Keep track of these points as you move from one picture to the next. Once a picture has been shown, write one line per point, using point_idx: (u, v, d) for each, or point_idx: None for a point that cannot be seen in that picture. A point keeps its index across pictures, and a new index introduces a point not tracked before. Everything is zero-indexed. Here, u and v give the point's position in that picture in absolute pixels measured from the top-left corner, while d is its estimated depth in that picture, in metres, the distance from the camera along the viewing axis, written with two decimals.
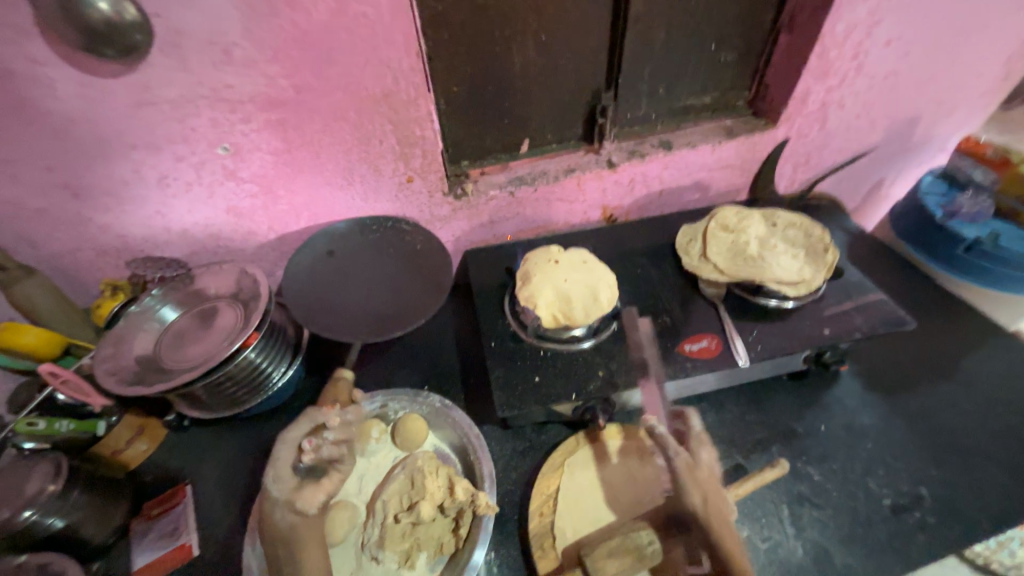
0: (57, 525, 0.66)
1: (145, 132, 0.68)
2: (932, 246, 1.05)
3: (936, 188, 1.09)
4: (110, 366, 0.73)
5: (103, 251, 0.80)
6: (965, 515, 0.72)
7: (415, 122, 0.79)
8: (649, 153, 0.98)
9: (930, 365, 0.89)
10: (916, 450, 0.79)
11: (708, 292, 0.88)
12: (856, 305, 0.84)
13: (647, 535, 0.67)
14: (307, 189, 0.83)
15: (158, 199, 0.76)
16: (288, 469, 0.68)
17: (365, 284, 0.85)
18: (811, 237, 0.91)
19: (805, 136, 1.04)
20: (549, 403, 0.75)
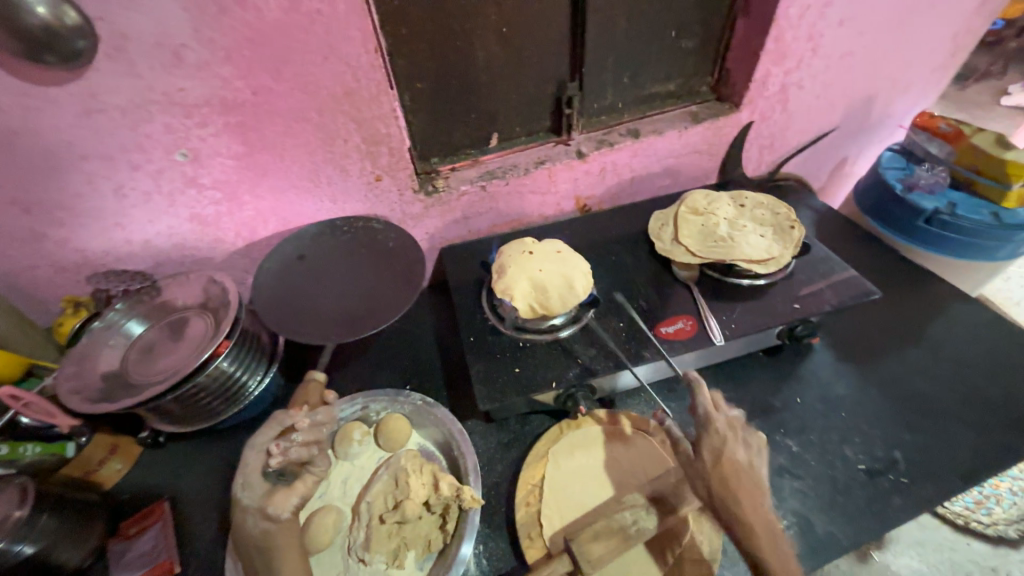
0: (25, 553, 0.63)
1: (96, 141, 0.67)
2: (895, 219, 1.09)
3: (895, 163, 1.12)
4: (75, 384, 0.71)
5: (62, 267, 0.77)
6: (937, 475, 0.75)
7: (380, 119, 0.78)
8: (617, 142, 0.99)
9: (898, 333, 0.92)
10: (888, 416, 0.82)
11: (682, 274, 0.89)
12: (824, 279, 0.86)
13: (630, 515, 0.69)
14: (274, 193, 0.81)
15: (116, 210, 0.74)
16: (258, 475, 0.66)
17: (336, 286, 0.84)
18: (778, 216, 0.94)
19: (768, 118, 1.06)
20: (530, 394, 0.75)
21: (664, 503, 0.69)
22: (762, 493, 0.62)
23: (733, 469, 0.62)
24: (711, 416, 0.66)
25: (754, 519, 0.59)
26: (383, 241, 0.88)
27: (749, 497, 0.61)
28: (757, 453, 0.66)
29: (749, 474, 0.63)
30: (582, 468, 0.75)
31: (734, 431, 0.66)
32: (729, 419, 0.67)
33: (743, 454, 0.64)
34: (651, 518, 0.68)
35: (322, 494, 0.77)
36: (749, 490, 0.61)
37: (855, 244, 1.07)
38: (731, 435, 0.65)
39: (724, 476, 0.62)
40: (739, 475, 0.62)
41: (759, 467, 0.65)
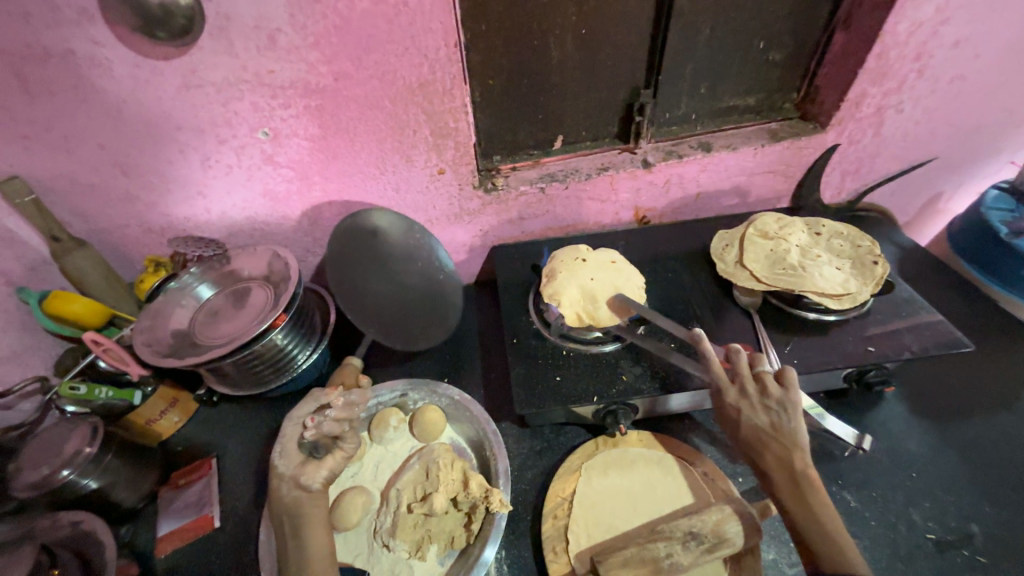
0: (90, 487, 0.70)
1: (191, 115, 0.71)
2: (994, 266, 0.98)
3: (1001, 203, 1.01)
4: (147, 338, 0.76)
5: (149, 229, 0.84)
6: (1022, 559, 0.66)
7: (449, 113, 0.79)
8: (686, 154, 0.95)
9: (987, 393, 0.82)
10: (966, 484, 0.73)
11: (743, 300, 0.84)
12: (907, 323, 0.78)
13: (665, 547, 0.62)
14: (341, 176, 0.84)
15: (201, 180, 0.79)
16: (294, 445, 0.69)
17: (394, 280, 0.84)
18: (859, 249, 0.86)
19: (857, 142, 0.98)
20: (569, 405, 0.72)
21: (702, 540, 0.62)
22: (790, 450, 0.63)
23: (754, 434, 0.65)
24: (722, 389, 0.67)
25: (778, 481, 0.62)
26: (439, 271, 0.85)
27: (774, 457, 0.64)
28: (783, 412, 0.64)
29: (773, 435, 0.64)
30: (614, 489, 0.72)
31: (752, 398, 0.66)
32: (742, 387, 0.67)
33: (761, 418, 0.65)
34: (688, 555, 0.62)
35: (354, 474, 0.79)
36: (773, 451, 0.64)
37: (943, 288, 0.97)
38: (746, 402, 0.66)
39: (746, 442, 0.66)
40: (759, 440, 0.65)
41: (787, 426, 0.64)
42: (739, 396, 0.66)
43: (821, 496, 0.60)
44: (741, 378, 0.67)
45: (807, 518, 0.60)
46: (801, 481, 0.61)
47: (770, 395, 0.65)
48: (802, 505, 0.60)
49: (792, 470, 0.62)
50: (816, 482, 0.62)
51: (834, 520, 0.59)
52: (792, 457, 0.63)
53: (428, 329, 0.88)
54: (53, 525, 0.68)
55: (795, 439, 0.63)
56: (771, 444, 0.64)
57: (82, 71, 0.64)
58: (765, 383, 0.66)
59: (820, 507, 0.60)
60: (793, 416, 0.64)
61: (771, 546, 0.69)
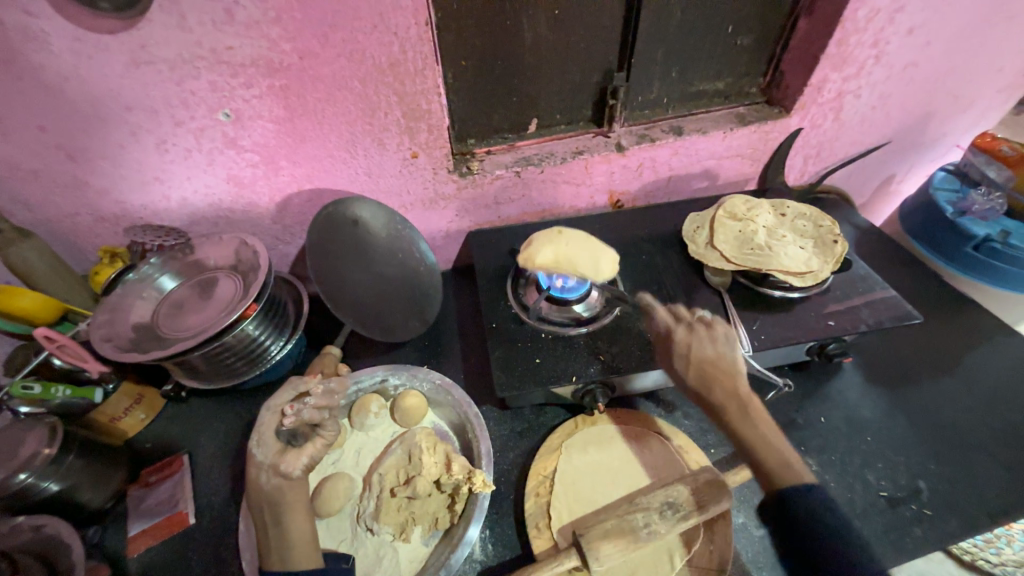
0: (52, 490, 0.66)
1: (142, 94, 0.67)
2: (941, 243, 1.04)
3: (947, 184, 1.07)
4: (106, 332, 0.72)
5: (102, 217, 0.79)
6: (963, 510, 0.72)
7: (422, 94, 0.77)
8: (659, 138, 0.96)
9: (933, 361, 0.89)
10: (914, 444, 0.79)
11: (713, 280, 0.86)
12: (863, 299, 0.82)
13: (643, 517, 0.64)
14: (310, 160, 0.81)
15: (157, 164, 0.74)
16: (271, 433, 0.67)
17: (375, 272, 0.83)
18: (821, 229, 0.90)
19: (819, 126, 1.01)
20: (550, 386, 0.74)
21: (678, 508, 0.65)
22: (735, 376, 0.70)
23: (704, 365, 0.71)
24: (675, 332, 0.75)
25: (728, 404, 0.68)
26: (421, 264, 0.84)
27: (722, 385, 0.69)
28: (726, 343, 0.73)
29: (720, 365, 0.71)
30: (594, 464, 0.75)
31: (699, 336, 0.74)
32: (692, 328, 0.75)
33: (709, 352, 0.72)
34: (665, 523, 0.64)
35: (334, 461, 0.79)
36: (721, 379, 0.70)
37: (895, 266, 1.03)
38: (695, 339, 0.73)
39: (698, 376, 0.71)
40: (709, 371, 0.70)
41: (729, 356, 0.72)
42: (690, 336, 0.74)
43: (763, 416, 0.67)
44: (688, 322, 0.76)
45: (758, 440, 0.65)
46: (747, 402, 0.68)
47: (714, 333, 0.74)
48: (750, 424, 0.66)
49: (738, 394, 0.69)
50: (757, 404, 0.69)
51: (778, 437, 0.66)
52: (736, 381, 0.70)
53: (408, 319, 0.88)
54: (13, 531, 0.63)
55: (737, 367, 0.71)
56: (719, 375, 0.70)
57: (14, 44, 0.59)
58: (708, 325, 0.75)
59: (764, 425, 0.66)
60: (734, 349, 0.72)
61: (741, 511, 0.73)
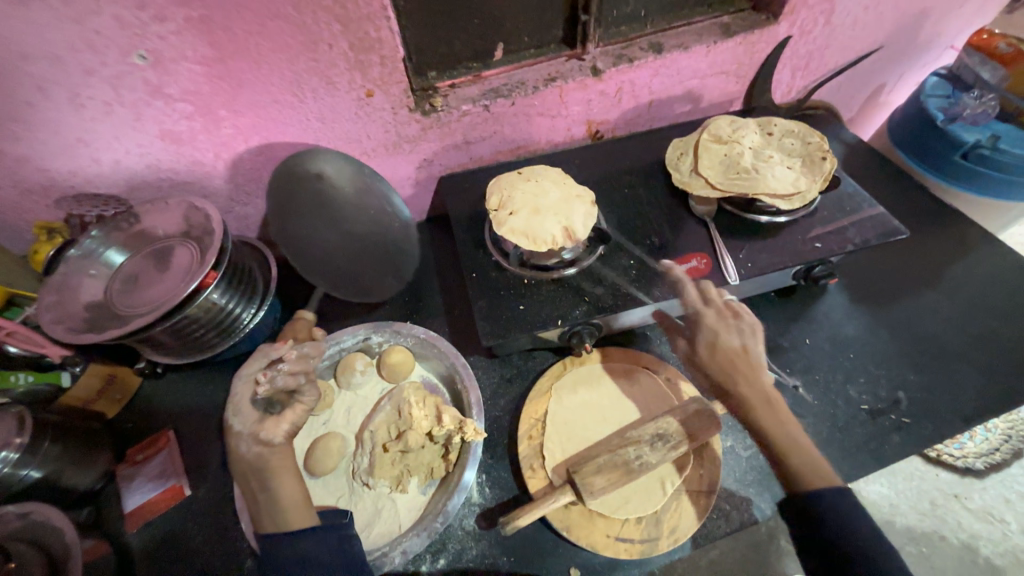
0: (32, 478, 0.65)
1: (36, 36, 0.57)
2: (929, 153, 1.01)
3: (938, 90, 1.01)
4: (57, 314, 0.67)
5: (27, 189, 0.71)
6: (939, 415, 0.75)
7: (368, 19, 0.67)
8: (638, 57, 0.88)
9: (916, 275, 0.89)
10: (896, 357, 0.81)
11: (698, 210, 0.83)
12: (851, 217, 0.80)
13: (634, 450, 0.65)
14: (252, 108, 0.72)
15: (75, 124, 0.66)
16: (247, 402, 0.64)
17: (343, 229, 0.76)
18: (809, 146, 0.86)
19: (808, 34, 0.94)
20: (535, 332, 0.72)
21: (669, 438, 0.66)
22: (757, 370, 0.68)
23: (729, 358, 0.69)
24: (702, 314, 0.71)
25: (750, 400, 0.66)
26: (393, 220, 0.77)
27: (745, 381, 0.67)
28: (752, 335, 0.70)
29: (742, 359, 0.69)
30: (585, 404, 0.75)
31: (725, 323, 0.70)
32: (719, 312, 0.71)
33: (733, 343, 0.70)
34: (656, 453, 0.65)
35: (325, 421, 0.78)
36: (744, 374, 0.68)
37: (882, 181, 1.01)
38: (723, 325, 0.70)
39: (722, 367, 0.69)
40: (733, 363, 0.69)
41: (754, 349, 0.70)
42: (719, 321, 0.70)
43: (789, 419, 0.65)
44: (716, 306, 0.72)
45: (786, 441, 0.63)
46: (773, 403, 0.66)
47: (743, 321, 0.71)
48: (773, 420, 0.64)
49: (767, 396, 0.66)
50: (780, 404, 0.66)
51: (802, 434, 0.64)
52: (760, 377, 0.68)
53: (388, 285, 0.84)
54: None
55: (759, 360, 0.69)
56: (742, 371, 0.68)
57: None
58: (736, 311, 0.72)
59: (788, 427, 0.64)
60: (756, 340, 0.70)
61: (729, 435, 0.75)
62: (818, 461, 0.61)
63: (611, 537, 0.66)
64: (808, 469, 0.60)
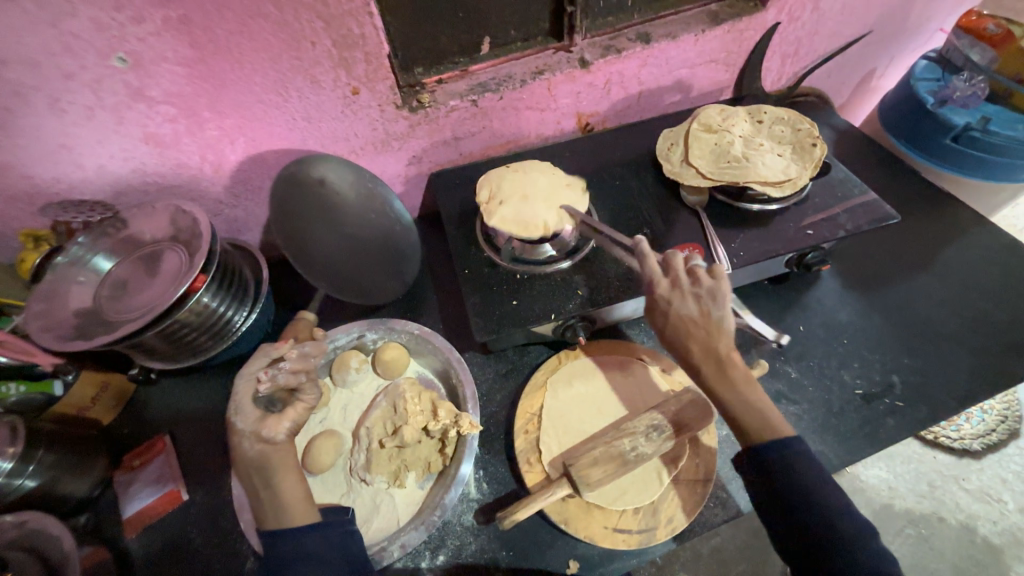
0: (28, 486, 0.65)
1: (12, 41, 0.56)
2: (920, 137, 1.01)
3: (929, 73, 1.01)
4: (45, 322, 0.67)
5: (12, 197, 0.70)
6: (932, 398, 0.76)
7: (351, 15, 0.66)
8: (626, 47, 0.87)
9: (909, 259, 0.89)
10: (889, 341, 0.81)
11: (689, 200, 0.83)
12: (842, 203, 0.80)
13: (629, 442, 0.66)
14: (237, 108, 0.71)
15: (56, 129, 0.65)
16: (248, 400, 0.63)
17: (347, 233, 0.75)
18: (799, 133, 0.85)
19: (796, 20, 0.93)
20: (529, 326, 0.72)
21: (663, 429, 0.66)
22: (714, 336, 0.59)
23: (683, 323, 0.60)
24: (653, 282, 0.61)
25: (704, 365, 0.60)
26: (397, 224, 0.77)
27: (699, 346, 0.60)
28: (712, 300, 0.59)
29: (700, 324, 0.60)
30: (580, 397, 0.75)
31: (683, 287, 0.60)
32: (675, 279, 0.61)
33: (691, 308, 0.59)
34: (651, 444, 0.65)
35: (321, 419, 0.78)
36: (699, 340, 0.60)
37: (873, 166, 1.01)
38: (677, 291, 0.60)
39: (673, 333, 0.61)
40: (688, 330, 0.60)
41: (715, 314, 0.59)
42: (671, 288, 0.61)
43: (746, 378, 0.59)
44: (675, 269, 0.62)
45: (740, 403, 0.58)
46: (728, 367, 0.59)
47: (701, 285, 0.60)
48: (726, 385, 0.59)
49: (721, 360, 0.59)
50: (738, 363, 0.60)
51: (761, 394, 0.59)
52: (718, 341, 0.59)
53: (389, 288, 0.85)
54: None
55: (722, 326, 0.60)
56: (698, 339, 0.60)
57: None
58: (697, 274, 0.61)
59: (746, 388, 0.59)
60: (721, 304, 0.60)
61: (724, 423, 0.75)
62: (775, 421, 0.57)
63: (609, 528, 0.66)
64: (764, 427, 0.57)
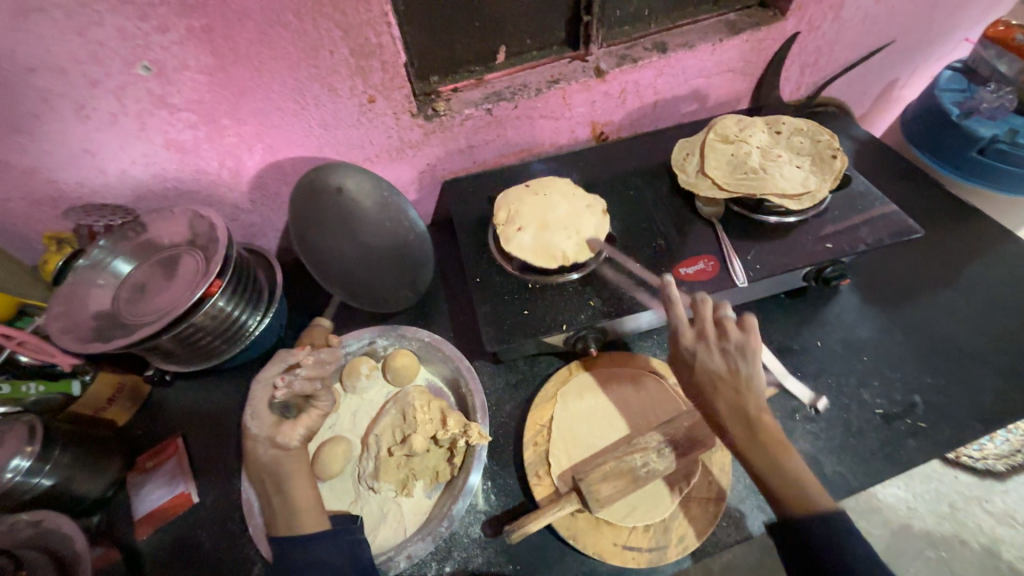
0: (44, 485, 0.66)
1: (41, 49, 0.57)
2: (944, 149, 0.98)
3: (954, 83, 0.99)
4: (65, 324, 0.68)
5: (37, 200, 0.72)
6: (956, 419, 0.73)
7: (369, 25, 0.67)
8: (642, 57, 0.86)
9: (932, 275, 0.87)
10: (911, 359, 0.79)
11: (705, 211, 0.81)
12: (863, 216, 0.78)
13: (640, 457, 0.65)
14: (255, 115, 0.72)
15: (81, 134, 0.66)
16: (265, 405, 0.65)
17: (362, 241, 0.75)
18: (819, 144, 0.84)
19: (816, 29, 0.92)
20: (540, 337, 0.71)
21: (674, 445, 0.65)
22: (742, 394, 0.59)
23: (708, 378, 0.60)
24: (678, 330, 0.64)
25: (732, 424, 0.58)
26: (410, 233, 0.77)
27: (727, 403, 0.59)
28: (740, 356, 0.60)
29: (727, 380, 0.60)
30: (591, 410, 0.74)
31: (708, 340, 0.62)
32: (701, 331, 0.63)
33: (717, 363, 0.61)
34: (663, 461, 0.65)
35: (331, 425, 0.78)
36: (726, 396, 0.59)
37: (896, 178, 0.98)
38: (702, 345, 0.62)
39: (697, 385, 0.62)
40: (713, 384, 0.60)
41: (743, 370, 0.59)
42: (696, 341, 0.63)
43: (780, 443, 0.56)
44: (702, 321, 0.64)
45: (772, 469, 0.55)
46: (758, 429, 0.57)
47: (729, 339, 0.61)
48: (757, 447, 0.56)
49: (750, 420, 0.57)
50: (771, 426, 0.57)
51: (797, 461, 0.56)
52: (746, 400, 0.58)
53: (404, 295, 0.84)
54: (10, 529, 0.63)
55: (750, 383, 0.59)
56: (724, 393, 0.59)
57: None
58: (725, 326, 0.62)
59: (779, 452, 0.56)
60: (751, 360, 0.60)
61: None
62: (813, 492, 0.53)
63: (619, 545, 0.65)
64: (800, 498, 0.54)
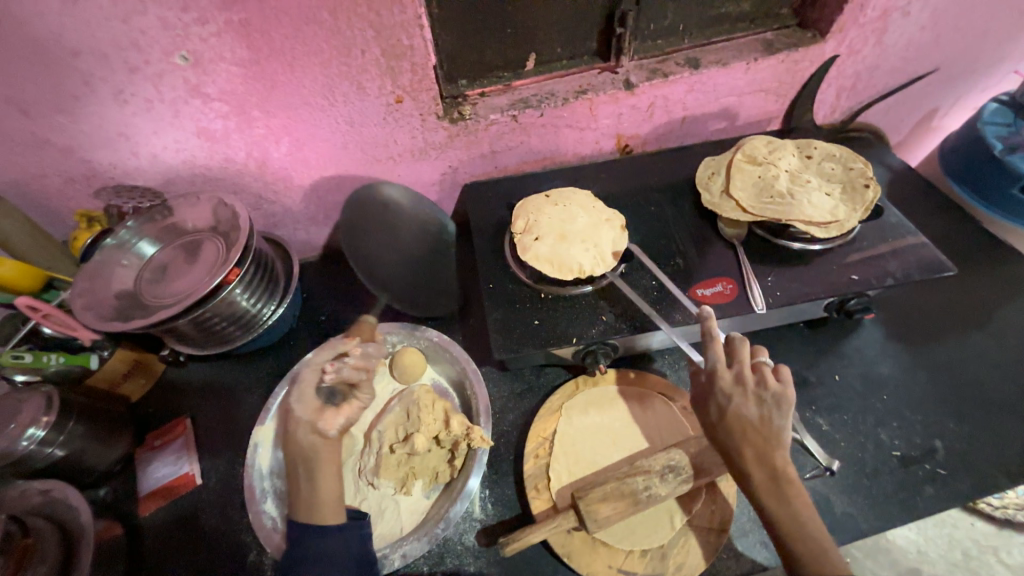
0: (57, 455, 0.68)
1: (86, 35, 0.59)
2: (984, 185, 0.94)
3: (999, 116, 0.94)
4: (88, 300, 0.70)
5: (71, 178, 0.74)
6: (978, 469, 0.70)
7: (402, 27, 0.68)
8: (672, 72, 0.85)
9: (962, 315, 0.83)
10: (934, 402, 0.76)
11: (726, 232, 0.80)
12: (892, 248, 0.75)
13: (643, 480, 0.63)
14: (284, 109, 0.73)
15: (117, 118, 0.68)
16: (311, 390, 0.66)
17: (397, 247, 0.83)
18: (851, 172, 0.81)
19: (857, 53, 0.89)
20: (549, 348, 0.71)
21: (679, 471, 0.64)
22: (771, 445, 0.57)
23: (741, 424, 0.58)
24: (717, 370, 0.61)
25: (758, 474, 0.56)
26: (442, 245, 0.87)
27: (755, 452, 0.57)
28: (777, 407, 0.58)
29: (760, 429, 0.58)
30: (595, 425, 0.73)
31: (747, 386, 0.60)
32: (740, 375, 0.60)
33: (752, 410, 0.58)
34: (666, 486, 0.63)
35: None
36: (756, 446, 0.57)
37: (930, 211, 0.95)
38: (739, 389, 0.59)
39: (726, 429, 0.59)
40: (745, 432, 0.57)
41: (776, 421, 0.58)
42: (734, 384, 0.60)
43: (804, 501, 0.54)
44: (741, 363, 0.62)
45: (793, 525, 0.53)
46: (782, 483, 0.55)
47: (768, 388, 0.59)
48: (779, 501, 0.55)
49: (777, 474, 0.55)
50: (796, 482, 0.56)
51: (819, 524, 0.53)
52: (775, 452, 0.56)
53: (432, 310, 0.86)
54: (21, 495, 0.66)
55: (781, 437, 0.57)
56: (755, 441, 0.57)
57: None
58: (764, 374, 0.60)
59: (803, 510, 0.54)
60: (785, 413, 0.58)
61: None
62: (834, 558, 0.51)
63: (614, 567, 0.64)
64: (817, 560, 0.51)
